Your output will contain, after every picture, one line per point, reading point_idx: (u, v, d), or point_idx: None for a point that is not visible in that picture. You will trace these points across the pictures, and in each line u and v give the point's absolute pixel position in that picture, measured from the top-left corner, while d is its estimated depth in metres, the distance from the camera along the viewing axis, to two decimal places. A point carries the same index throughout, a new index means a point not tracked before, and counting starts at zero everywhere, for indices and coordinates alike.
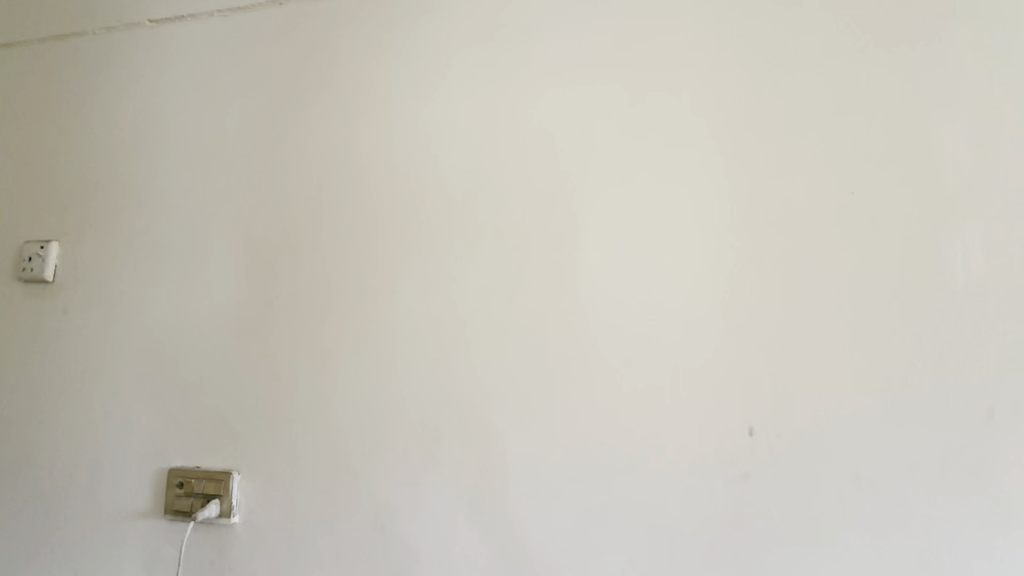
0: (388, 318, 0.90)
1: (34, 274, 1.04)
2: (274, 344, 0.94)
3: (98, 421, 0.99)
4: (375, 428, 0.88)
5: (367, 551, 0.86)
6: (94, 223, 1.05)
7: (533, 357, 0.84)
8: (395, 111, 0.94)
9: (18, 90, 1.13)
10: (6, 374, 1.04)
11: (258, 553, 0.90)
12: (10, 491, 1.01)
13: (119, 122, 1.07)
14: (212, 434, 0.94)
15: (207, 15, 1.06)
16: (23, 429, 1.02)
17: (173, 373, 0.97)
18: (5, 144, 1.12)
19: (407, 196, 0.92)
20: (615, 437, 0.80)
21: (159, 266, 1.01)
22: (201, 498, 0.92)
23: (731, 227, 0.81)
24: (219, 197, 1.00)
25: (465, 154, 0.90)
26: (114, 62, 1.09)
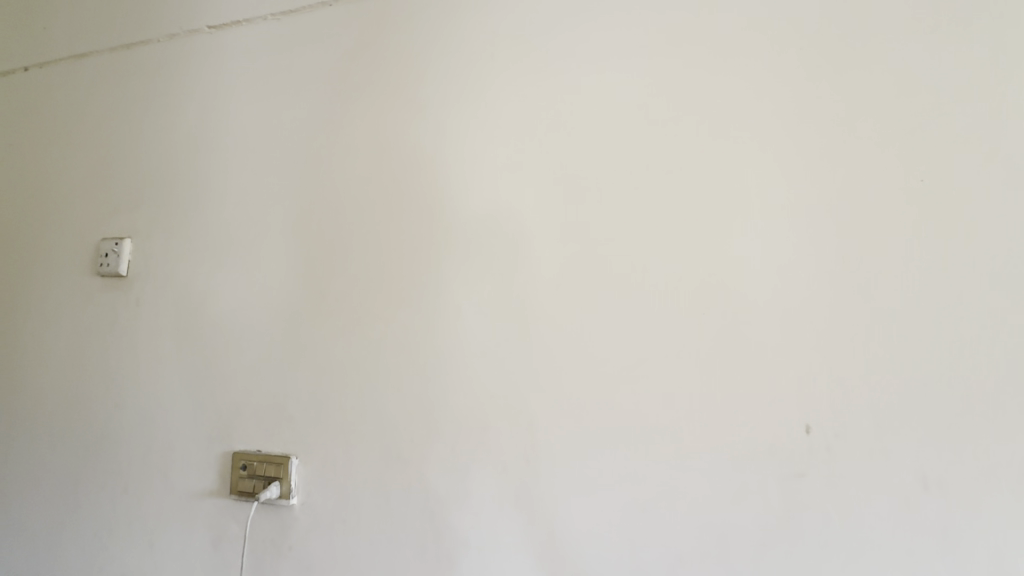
0: (436, 311, 0.92)
1: (110, 269, 1.12)
2: (327, 335, 0.98)
3: (169, 406, 1.06)
4: (424, 417, 0.90)
5: (417, 536, 0.89)
6: (161, 221, 1.12)
7: (578, 350, 0.84)
8: (441, 107, 0.96)
9: (92, 97, 1.21)
10: (88, 361, 1.13)
11: (315, 534, 0.94)
12: (93, 469, 1.10)
13: (182, 125, 1.13)
14: (272, 420, 0.99)
15: (260, 19, 1.10)
16: (104, 412, 1.11)
17: (235, 363, 1.03)
18: (81, 148, 1.20)
19: (454, 191, 0.93)
20: (664, 432, 0.79)
21: (221, 261, 1.06)
22: (263, 479, 0.97)
23: (787, 218, 0.78)
24: (274, 194, 1.04)
25: (510, 149, 0.91)
26: (177, 69, 1.15)
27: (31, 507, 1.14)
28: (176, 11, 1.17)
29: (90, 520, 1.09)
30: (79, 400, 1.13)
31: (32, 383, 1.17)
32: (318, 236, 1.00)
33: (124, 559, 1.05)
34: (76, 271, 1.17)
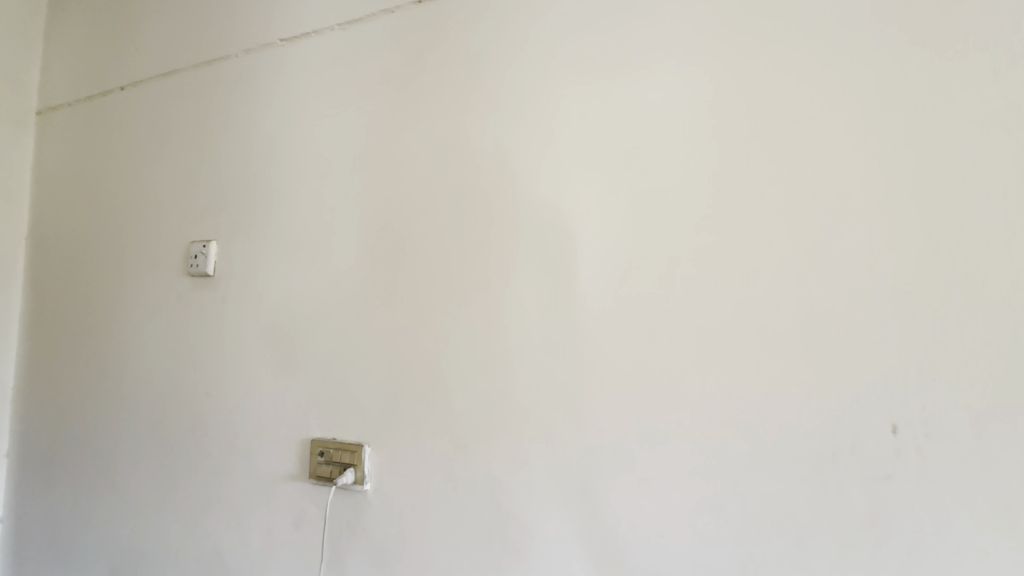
0: (500, 307, 0.94)
1: (199, 269, 1.22)
2: (396, 331, 1.02)
3: (252, 396, 1.15)
4: (490, 409, 0.93)
5: (485, 525, 0.91)
6: (242, 225, 1.20)
7: (644, 346, 0.84)
8: (502, 106, 0.97)
9: (179, 112, 1.32)
10: (181, 354, 1.24)
11: (387, 519, 0.99)
12: (187, 453, 1.20)
13: (259, 134, 1.21)
14: (346, 411, 1.05)
15: (328, 28, 1.15)
16: (195, 400, 1.21)
17: (311, 356, 1.10)
18: (171, 159, 1.31)
19: (517, 188, 0.95)
20: (735, 429, 0.77)
21: (297, 261, 1.13)
22: (338, 466, 1.03)
23: (871, 207, 0.73)
24: (344, 196, 1.10)
25: (573, 145, 0.91)
26: (254, 81, 1.23)
27: (133, 486, 1.25)
28: (252, 27, 1.24)
29: (184, 500, 1.19)
30: (173, 389, 1.23)
31: (133, 374, 1.29)
32: (386, 235, 1.05)
33: (214, 536, 1.14)
34: (168, 271, 1.28)
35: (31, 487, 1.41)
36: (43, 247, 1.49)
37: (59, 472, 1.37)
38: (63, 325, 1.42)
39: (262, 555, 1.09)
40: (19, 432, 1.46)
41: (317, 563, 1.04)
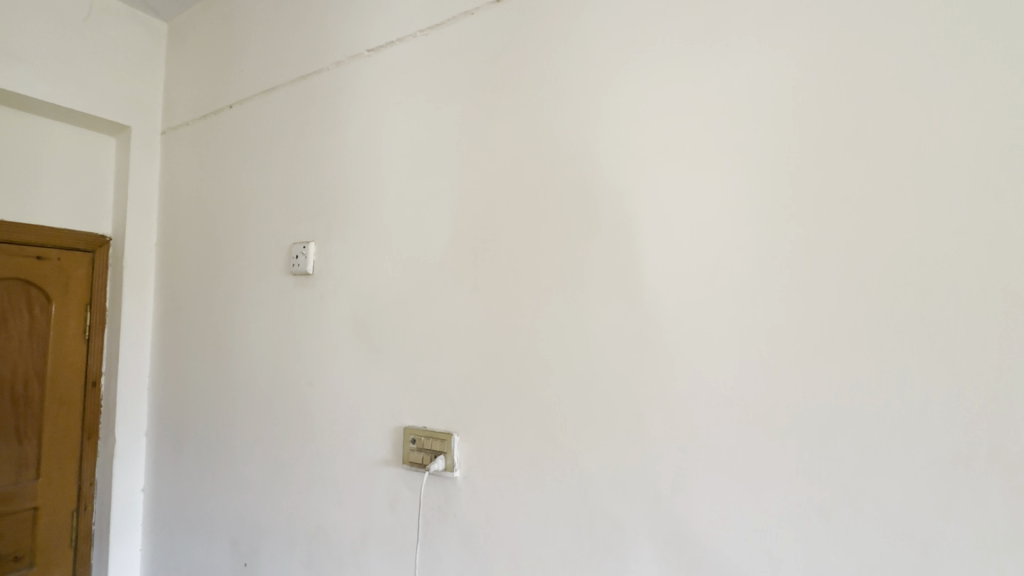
0: (585, 299, 0.94)
1: (300, 268, 1.33)
2: (482, 324, 1.05)
3: (349, 385, 1.23)
4: (577, 402, 0.94)
5: (573, 516, 0.92)
6: (337, 226, 1.29)
7: (740, 339, 0.80)
8: (584, 99, 0.97)
9: (280, 124, 1.44)
10: (286, 346, 1.35)
11: (477, 505, 1.03)
12: (293, 436, 1.31)
13: (351, 140, 1.29)
14: (435, 401, 1.10)
15: (411, 35, 1.21)
16: (299, 388, 1.32)
17: (401, 348, 1.16)
18: (273, 168, 1.44)
19: (601, 180, 0.94)
20: (847, 428, 0.72)
21: (387, 259, 1.20)
22: (430, 453, 1.09)
23: (1014, 184, 0.65)
24: (430, 196, 1.14)
25: (660, 133, 0.89)
26: (345, 91, 1.31)
27: (248, 465, 1.39)
28: (342, 40, 1.33)
29: (291, 480, 1.30)
30: (280, 378, 1.36)
31: (246, 364, 1.43)
32: (471, 231, 1.08)
33: (318, 513, 1.25)
34: (273, 271, 1.40)
35: (165, 462, 1.62)
36: (170, 252, 1.69)
37: (188, 450, 1.55)
38: (188, 320, 1.60)
39: (361, 533, 1.17)
40: (155, 414, 1.67)
41: (412, 543, 1.10)
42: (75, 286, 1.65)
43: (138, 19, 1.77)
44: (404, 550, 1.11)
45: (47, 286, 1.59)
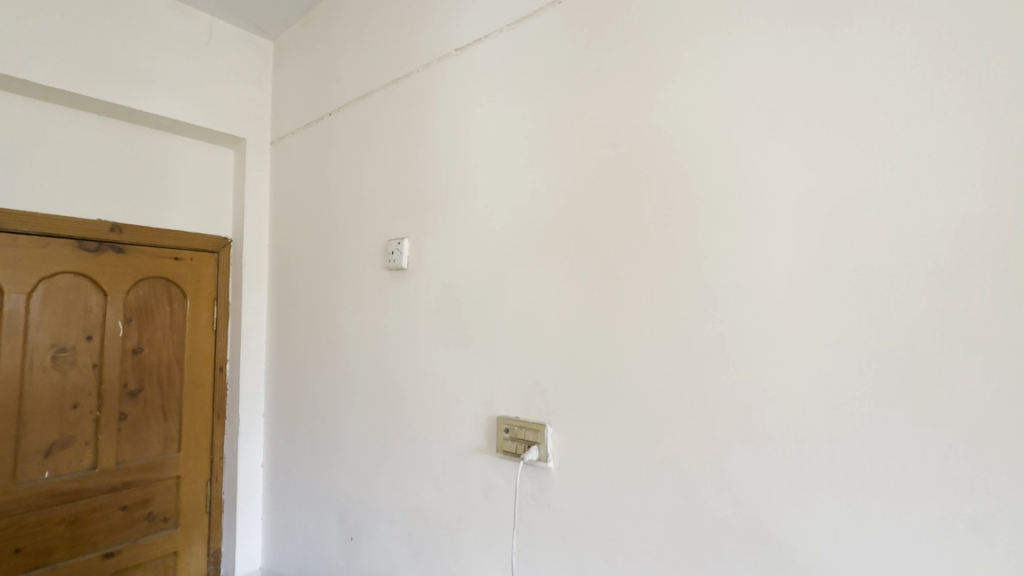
0: (684, 291, 0.90)
1: (395, 263, 1.40)
2: (574, 317, 1.04)
3: (443, 374, 1.28)
4: (676, 397, 0.90)
5: (674, 513, 0.89)
6: (429, 222, 1.35)
7: (868, 332, 0.72)
8: (680, 80, 0.92)
9: (374, 128, 1.52)
10: (383, 337, 1.44)
11: (571, 497, 1.03)
12: (392, 422, 1.39)
13: (440, 140, 1.33)
14: (528, 392, 1.11)
15: (497, 31, 1.22)
16: (396, 377, 1.39)
17: (493, 340, 1.19)
18: (368, 170, 1.53)
19: (699, 165, 0.89)
20: (1008, 433, 0.63)
21: (477, 253, 1.23)
22: (524, 443, 1.10)
23: None
24: (520, 189, 1.15)
25: (768, 110, 0.82)
26: (434, 91, 1.36)
27: (351, 448, 1.50)
28: (430, 43, 1.38)
29: (391, 463, 1.38)
30: (379, 368, 1.44)
31: (348, 354, 1.54)
32: (560, 224, 1.08)
33: (416, 495, 1.32)
34: (371, 267, 1.49)
35: (280, 441, 1.79)
36: (280, 251, 1.86)
37: (299, 431, 1.70)
38: (297, 314, 1.75)
39: (458, 516, 1.22)
40: (271, 397, 1.85)
41: (507, 529, 1.12)
42: (204, 283, 1.87)
43: (250, 40, 1.95)
44: (499, 536, 1.14)
45: (183, 282, 1.82)
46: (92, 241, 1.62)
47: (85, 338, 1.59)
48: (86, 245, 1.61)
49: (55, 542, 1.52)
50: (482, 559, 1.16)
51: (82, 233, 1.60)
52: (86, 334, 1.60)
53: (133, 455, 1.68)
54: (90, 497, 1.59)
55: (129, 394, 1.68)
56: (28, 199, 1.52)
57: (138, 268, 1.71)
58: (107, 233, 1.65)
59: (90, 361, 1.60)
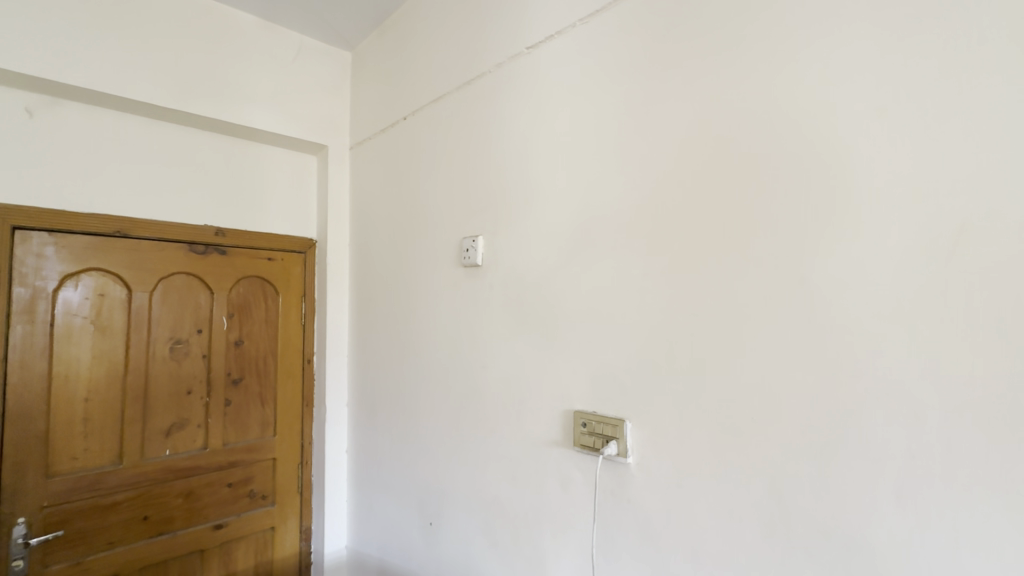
0: (773, 285, 0.86)
1: (470, 260, 1.44)
2: (653, 311, 1.03)
3: (519, 368, 1.31)
4: (766, 395, 0.87)
5: (764, 515, 0.86)
6: (503, 219, 1.38)
7: (994, 328, 0.66)
8: (767, 63, 0.88)
9: (448, 130, 1.57)
10: (460, 331, 1.49)
11: (652, 494, 1.02)
12: (469, 414, 1.44)
13: (513, 138, 1.36)
14: (606, 386, 1.11)
15: (570, 26, 1.23)
16: (472, 370, 1.44)
17: (569, 335, 1.20)
18: (443, 170, 1.59)
19: (789, 152, 0.85)
20: None
21: (551, 249, 1.25)
22: (602, 438, 1.11)
23: None
24: (594, 184, 1.15)
25: (869, 89, 0.77)
26: (506, 90, 1.39)
27: (430, 437, 1.57)
28: (502, 43, 1.41)
29: (468, 454, 1.43)
30: (455, 361, 1.50)
31: (426, 348, 1.61)
32: (638, 218, 1.06)
33: (493, 485, 1.36)
34: (446, 264, 1.54)
35: (362, 429, 1.90)
36: (359, 251, 1.97)
37: (380, 421, 1.80)
38: (376, 310, 1.85)
39: (535, 507, 1.24)
40: (353, 388, 1.97)
41: (584, 522, 1.13)
42: (294, 281, 2.03)
43: (331, 53, 2.08)
44: (577, 529, 1.15)
45: (275, 281, 1.98)
46: (200, 244, 1.81)
47: (196, 331, 1.78)
48: (195, 248, 1.79)
49: (175, 512, 1.71)
50: (559, 550, 1.18)
51: (191, 237, 1.78)
52: (197, 328, 1.78)
53: (236, 438, 1.86)
54: (202, 474, 1.77)
55: (232, 382, 1.85)
56: (147, 207, 1.71)
57: (238, 268, 1.88)
58: (212, 237, 1.83)
59: (200, 352, 1.78)
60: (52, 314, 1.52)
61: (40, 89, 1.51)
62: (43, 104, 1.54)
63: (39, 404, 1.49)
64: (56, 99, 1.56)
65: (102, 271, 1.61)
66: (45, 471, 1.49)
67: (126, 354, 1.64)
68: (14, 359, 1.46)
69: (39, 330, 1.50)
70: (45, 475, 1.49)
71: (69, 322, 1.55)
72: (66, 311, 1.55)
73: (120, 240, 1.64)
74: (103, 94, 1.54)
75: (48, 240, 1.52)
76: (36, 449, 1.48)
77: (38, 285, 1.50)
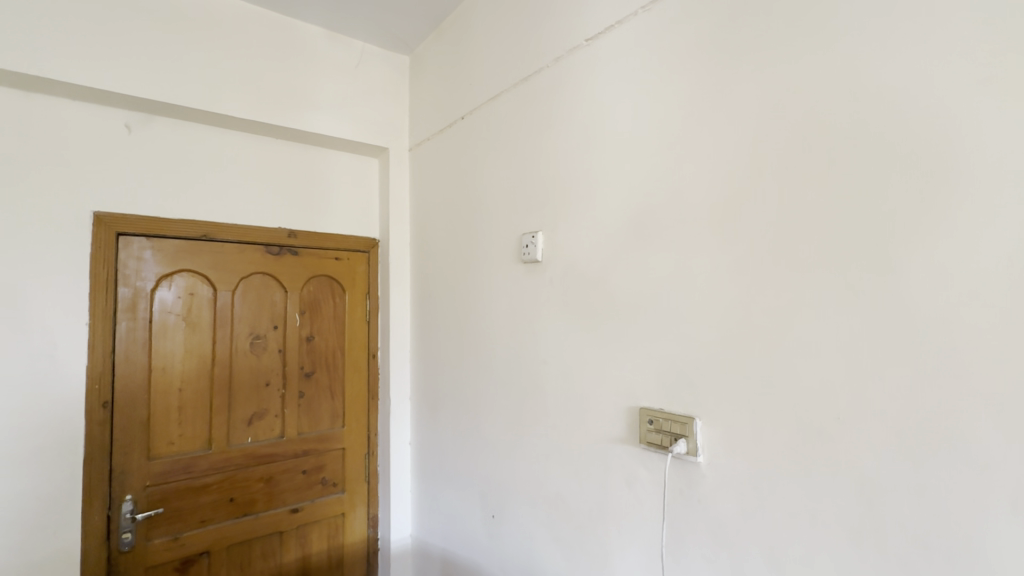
0: (861, 276, 0.80)
1: (530, 256, 1.45)
2: (724, 306, 0.99)
3: (581, 364, 1.31)
4: (853, 394, 0.81)
5: (851, 521, 0.81)
6: (562, 214, 1.37)
7: None
8: (851, 39, 0.82)
9: (505, 126, 1.59)
10: (520, 327, 1.50)
11: (725, 495, 0.98)
12: (530, 409, 1.45)
13: (572, 132, 1.35)
14: (673, 383, 1.09)
15: (630, 15, 1.20)
16: (533, 366, 1.45)
17: (633, 330, 1.18)
18: (501, 167, 1.60)
19: (877, 132, 0.79)
20: None
21: (613, 242, 1.23)
22: (670, 436, 1.08)
23: None
24: (658, 175, 1.13)
25: (973, 58, 0.70)
26: (564, 84, 1.38)
27: (492, 432, 1.59)
28: (559, 37, 1.40)
29: (530, 448, 1.45)
30: (515, 356, 1.51)
31: (486, 343, 1.63)
32: (707, 208, 1.02)
33: (556, 481, 1.36)
34: (506, 261, 1.56)
35: (425, 423, 1.96)
36: (420, 249, 2.03)
37: (442, 415, 1.85)
38: (437, 307, 1.90)
39: (600, 504, 1.23)
40: (416, 383, 2.03)
41: (652, 521, 1.11)
42: (359, 280, 2.12)
43: (390, 58, 2.15)
44: (644, 528, 1.13)
45: (342, 279, 2.07)
46: (275, 246, 1.93)
47: (272, 328, 1.90)
48: (270, 249, 1.91)
49: (257, 495, 1.84)
50: (626, 548, 1.17)
51: (266, 239, 1.90)
52: (274, 324, 1.90)
53: (309, 428, 1.97)
54: (280, 461, 1.89)
55: (305, 376, 1.97)
56: (228, 212, 1.84)
57: (308, 268, 1.99)
58: (285, 239, 1.94)
59: (276, 346, 1.91)
60: (150, 312, 1.67)
61: (137, 107, 1.67)
62: (140, 120, 1.70)
63: (141, 393, 1.64)
64: (151, 116, 1.72)
65: (191, 272, 1.75)
66: (147, 453, 1.64)
67: (212, 348, 1.78)
68: (120, 352, 1.62)
69: (140, 326, 1.65)
70: (148, 457, 1.65)
71: (164, 319, 1.70)
72: (162, 309, 1.70)
73: (206, 243, 1.78)
74: (187, 108, 1.68)
75: (146, 244, 1.68)
76: (139, 434, 1.63)
77: (138, 286, 1.66)
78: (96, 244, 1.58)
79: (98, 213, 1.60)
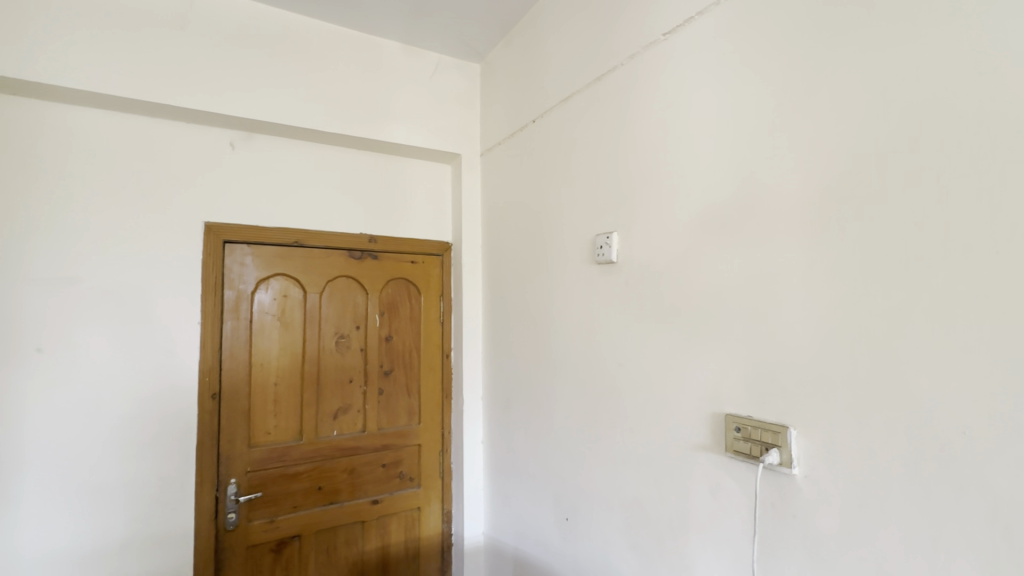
0: (990, 277, 0.72)
1: (604, 257, 1.43)
2: (822, 308, 0.92)
3: (659, 367, 1.27)
4: (981, 408, 0.72)
5: (981, 550, 0.72)
6: (639, 213, 1.34)
7: None
8: (975, 11, 0.74)
9: (578, 127, 1.58)
10: (594, 329, 1.49)
11: (825, 511, 0.91)
12: (606, 413, 1.43)
13: (649, 129, 1.32)
14: (763, 390, 1.03)
15: (712, 4, 1.15)
16: (608, 368, 1.43)
17: (717, 333, 1.12)
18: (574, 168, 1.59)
19: (1009, 116, 0.70)
20: None
21: (693, 241, 1.18)
22: (760, 445, 1.02)
23: None
24: (744, 170, 1.07)
25: None
26: (640, 81, 1.35)
27: (566, 434, 1.59)
28: (634, 33, 1.37)
29: (606, 452, 1.42)
30: (590, 357, 1.50)
31: (559, 344, 1.64)
32: (801, 204, 0.96)
33: (633, 487, 1.33)
34: (579, 262, 1.55)
35: (497, 423, 1.99)
36: (492, 251, 2.08)
37: (514, 415, 1.87)
38: (509, 308, 1.93)
39: (681, 513, 1.19)
40: (488, 383, 2.07)
41: (740, 534, 1.05)
42: (433, 282, 2.20)
43: (462, 66, 2.21)
44: (731, 541, 1.07)
45: (418, 282, 2.16)
46: (357, 250, 2.04)
47: (355, 327, 2.02)
48: (353, 253, 2.03)
49: (341, 485, 1.96)
50: (711, 560, 1.11)
51: (350, 244, 2.02)
52: (356, 324, 2.02)
53: (388, 423, 2.06)
54: (362, 454, 2.00)
55: (384, 374, 2.07)
56: (315, 220, 1.98)
57: (387, 271, 2.10)
58: (366, 244, 2.06)
59: (359, 345, 2.02)
60: (251, 312, 1.84)
61: (239, 126, 1.84)
62: (242, 138, 1.87)
63: (243, 386, 1.81)
64: (250, 134, 1.89)
65: (285, 276, 1.90)
66: (248, 441, 1.80)
67: (303, 346, 1.92)
68: (226, 349, 1.79)
69: (242, 325, 1.82)
70: (249, 445, 1.80)
71: (262, 319, 1.85)
72: (260, 309, 1.85)
73: (298, 249, 1.93)
74: (281, 125, 1.82)
75: (248, 251, 1.84)
76: (242, 423, 1.79)
77: (241, 288, 1.82)
78: (207, 252, 1.77)
79: (208, 223, 1.78)
